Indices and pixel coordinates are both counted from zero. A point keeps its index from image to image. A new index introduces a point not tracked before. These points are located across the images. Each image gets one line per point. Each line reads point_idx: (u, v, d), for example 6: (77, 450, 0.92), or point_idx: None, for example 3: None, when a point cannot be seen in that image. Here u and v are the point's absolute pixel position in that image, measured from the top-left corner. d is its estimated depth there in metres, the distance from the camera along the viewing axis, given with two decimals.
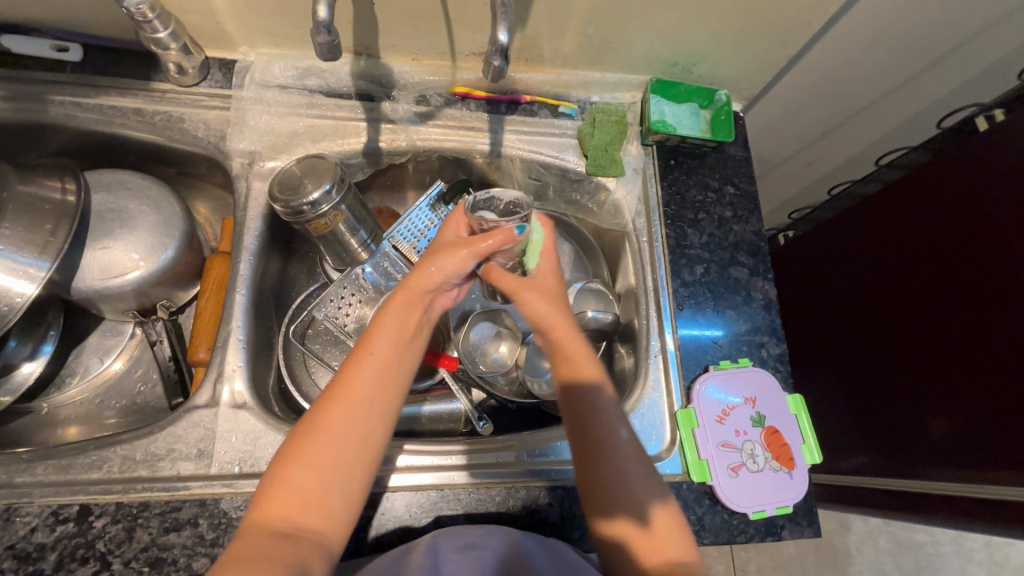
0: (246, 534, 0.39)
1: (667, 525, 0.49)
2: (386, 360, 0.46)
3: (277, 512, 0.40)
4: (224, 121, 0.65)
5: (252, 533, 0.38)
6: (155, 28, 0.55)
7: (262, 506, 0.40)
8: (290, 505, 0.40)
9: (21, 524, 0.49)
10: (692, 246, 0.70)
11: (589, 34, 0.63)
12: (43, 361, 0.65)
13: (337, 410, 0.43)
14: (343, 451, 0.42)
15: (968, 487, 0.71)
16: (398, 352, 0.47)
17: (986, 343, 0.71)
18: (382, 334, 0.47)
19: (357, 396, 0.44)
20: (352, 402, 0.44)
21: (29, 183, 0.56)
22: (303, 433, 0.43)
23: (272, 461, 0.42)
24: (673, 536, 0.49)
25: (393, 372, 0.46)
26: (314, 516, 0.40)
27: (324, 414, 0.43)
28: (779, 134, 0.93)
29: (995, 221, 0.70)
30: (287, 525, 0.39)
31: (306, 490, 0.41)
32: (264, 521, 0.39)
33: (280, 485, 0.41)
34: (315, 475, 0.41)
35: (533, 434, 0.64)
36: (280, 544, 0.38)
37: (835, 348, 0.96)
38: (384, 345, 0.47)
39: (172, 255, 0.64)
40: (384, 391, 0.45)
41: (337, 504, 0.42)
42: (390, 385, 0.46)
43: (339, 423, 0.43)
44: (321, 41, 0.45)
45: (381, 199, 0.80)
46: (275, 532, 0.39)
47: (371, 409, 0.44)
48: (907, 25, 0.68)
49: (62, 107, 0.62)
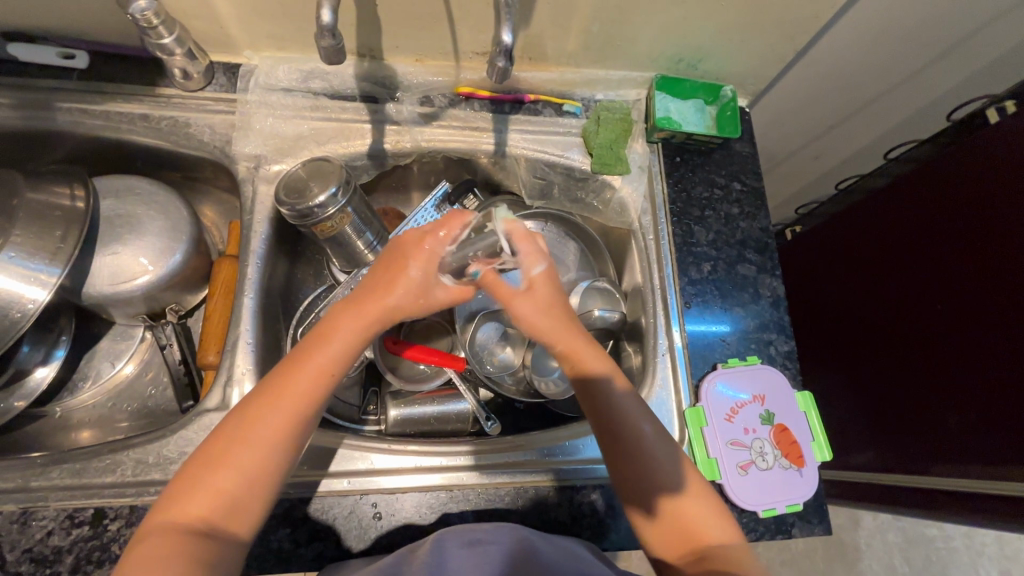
0: (152, 533, 0.39)
1: (690, 518, 0.49)
2: (324, 376, 0.45)
3: (188, 510, 0.40)
4: (230, 125, 0.66)
5: (159, 532, 0.39)
6: (160, 34, 0.55)
7: (175, 501, 0.41)
8: (206, 506, 0.40)
9: (37, 528, 0.50)
10: (699, 243, 0.70)
11: (592, 32, 0.63)
12: (55, 366, 0.66)
13: (269, 418, 0.43)
14: (265, 463, 0.42)
15: (988, 483, 0.70)
16: (336, 370, 0.46)
17: (998, 339, 0.70)
18: (323, 345, 0.46)
19: (286, 400, 0.44)
20: (278, 408, 0.43)
21: (40, 190, 0.57)
22: (229, 436, 0.43)
23: (195, 457, 0.43)
24: (709, 522, 0.49)
25: (322, 381, 0.45)
26: (231, 518, 0.41)
27: (253, 422, 0.43)
28: (785, 128, 0.92)
29: (1005, 215, 0.70)
30: (201, 524, 0.40)
31: (226, 494, 0.41)
32: (176, 519, 0.40)
33: (198, 485, 0.41)
34: (237, 484, 0.41)
35: (546, 434, 0.63)
36: (187, 545, 0.38)
37: (843, 343, 0.95)
38: (322, 359, 0.45)
39: (180, 259, 0.65)
40: (315, 404, 0.45)
41: (251, 510, 0.42)
42: (317, 402, 0.45)
43: (265, 433, 0.43)
44: (326, 45, 0.46)
45: (386, 200, 0.80)
46: (187, 530, 0.39)
47: (298, 422, 0.44)
48: (914, 19, 0.67)
49: (70, 114, 0.62)
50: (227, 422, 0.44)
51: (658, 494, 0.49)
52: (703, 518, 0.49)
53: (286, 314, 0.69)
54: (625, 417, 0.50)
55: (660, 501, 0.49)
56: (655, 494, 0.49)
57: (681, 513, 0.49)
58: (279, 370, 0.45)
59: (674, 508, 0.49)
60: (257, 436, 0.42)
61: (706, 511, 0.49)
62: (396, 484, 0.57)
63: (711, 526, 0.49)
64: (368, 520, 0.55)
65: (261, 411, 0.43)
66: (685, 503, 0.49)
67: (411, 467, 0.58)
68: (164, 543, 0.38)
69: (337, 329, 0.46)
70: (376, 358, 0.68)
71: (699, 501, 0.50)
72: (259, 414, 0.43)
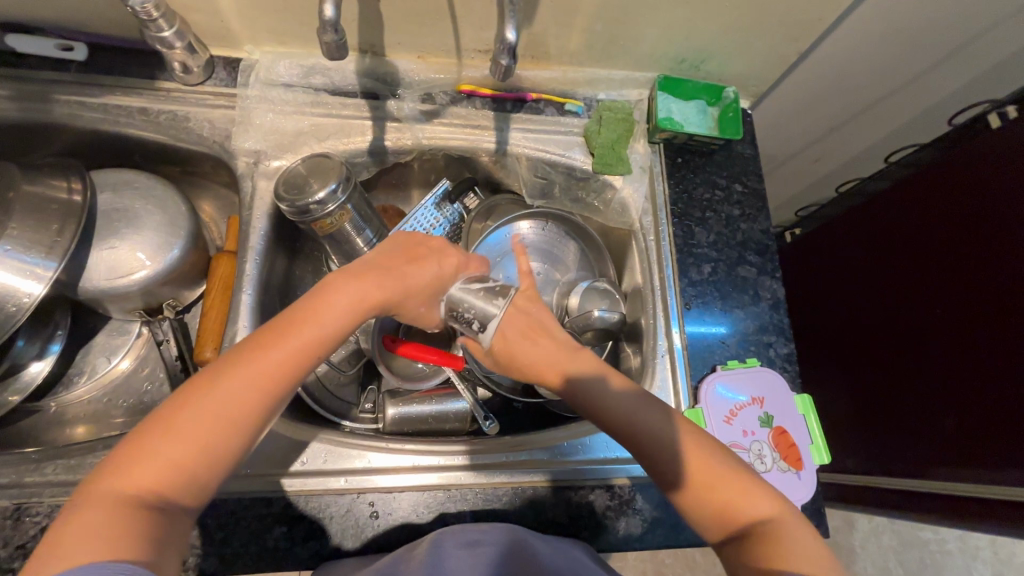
0: (93, 499, 0.35)
1: (722, 505, 0.45)
2: (306, 346, 0.42)
3: (137, 480, 0.36)
4: (229, 120, 0.65)
5: (102, 503, 0.35)
6: (160, 27, 0.55)
7: (123, 465, 0.37)
8: (161, 476, 0.37)
9: (31, 524, 0.49)
10: (700, 245, 0.69)
11: (596, 31, 0.63)
12: (51, 360, 0.66)
13: (237, 388, 0.39)
14: (225, 438, 0.39)
15: (982, 487, 0.70)
16: (319, 340, 0.43)
17: (997, 343, 0.70)
18: (311, 312, 0.43)
19: (260, 368, 0.40)
20: (250, 378, 0.40)
21: (36, 183, 0.56)
22: (191, 402, 0.39)
23: (148, 421, 0.38)
24: (743, 498, 0.45)
25: (301, 353, 0.42)
26: (184, 492, 0.37)
27: (221, 389, 0.39)
28: (786, 129, 0.92)
29: (1007, 217, 0.69)
30: (150, 495, 0.36)
31: (182, 467, 0.37)
32: (122, 489, 0.36)
33: (151, 453, 0.37)
34: (198, 458, 0.38)
35: (545, 434, 0.63)
36: (134, 519, 0.35)
37: (841, 346, 0.95)
38: (308, 329, 0.43)
39: (178, 255, 0.64)
40: (287, 379, 0.42)
41: (205, 485, 0.38)
42: (289, 377, 0.42)
43: (233, 405, 0.39)
44: (328, 40, 0.45)
45: (385, 198, 0.79)
46: (132, 502, 0.35)
47: (271, 397, 0.41)
48: (915, 23, 0.67)
49: (67, 107, 0.61)
50: (190, 386, 0.40)
51: (666, 484, 0.47)
52: (735, 501, 0.45)
53: (284, 311, 0.69)
54: (622, 411, 0.48)
55: (672, 495, 0.47)
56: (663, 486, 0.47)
57: (703, 505, 0.45)
58: (258, 335, 0.42)
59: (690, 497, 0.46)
60: (222, 405, 0.39)
61: (740, 490, 0.45)
62: (393, 483, 0.57)
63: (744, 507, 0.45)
64: (365, 519, 0.55)
65: (229, 378, 0.39)
66: (701, 493, 0.45)
67: (408, 466, 0.58)
68: (106, 516, 0.34)
69: (330, 300, 0.44)
70: (374, 355, 0.68)
71: (722, 484, 0.45)
72: (227, 384, 0.39)
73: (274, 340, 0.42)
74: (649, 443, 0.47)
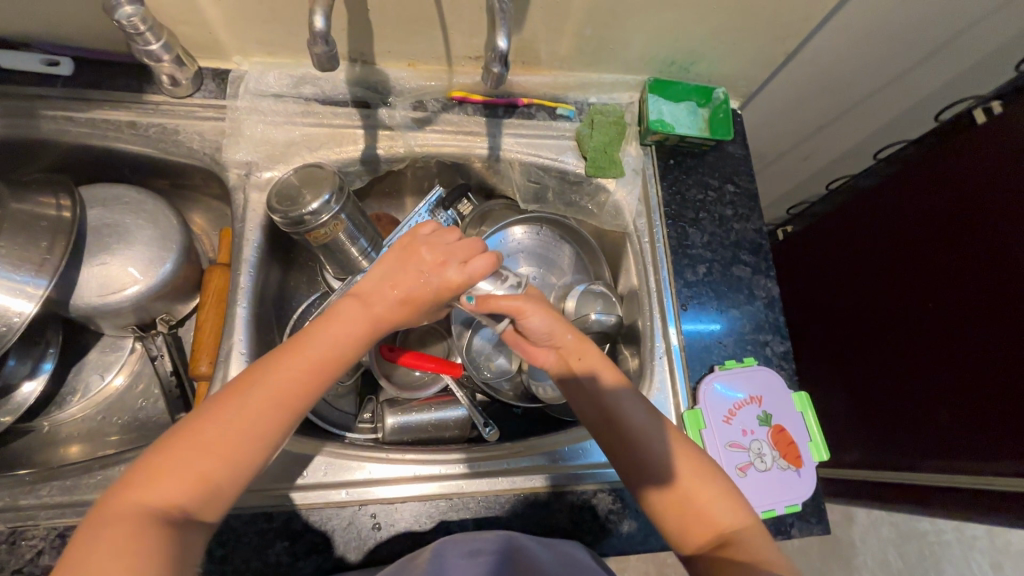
0: (115, 515, 0.35)
1: (701, 504, 0.46)
2: (324, 363, 0.43)
3: (158, 495, 0.37)
4: (219, 132, 0.64)
5: (122, 519, 0.35)
6: (147, 40, 0.54)
7: (145, 480, 0.37)
8: (183, 492, 0.37)
9: (26, 548, 0.48)
10: (694, 245, 0.70)
11: (585, 35, 0.63)
12: (43, 379, 0.65)
13: (258, 403, 0.40)
14: (246, 450, 0.40)
15: (977, 478, 0.71)
16: (334, 357, 0.43)
17: (987, 335, 0.71)
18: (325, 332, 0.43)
19: (280, 384, 0.41)
20: (270, 393, 0.41)
21: (24, 201, 0.55)
22: (213, 418, 0.39)
23: (168, 436, 0.39)
24: (719, 503, 0.46)
25: (317, 371, 0.43)
26: (204, 505, 0.38)
27: (241, 404, 0.40)
28: (775, 129, 0.92)
29: (992, 214, 0.71)
30: (170, 510, 0.37)
31: (205, 480, 0.38)
32: (145, 504, 0.36)
33: (172, 467, 0.37)
34: (222, 468, 0.39)
35: (546, 438, 0.63)
36: (156, 533, 0.35)
37: (835, 342, 0.96)
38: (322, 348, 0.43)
39: (171, 269, 0.64)
40: (305, 395, 0.42)
41: (222, 497, 0.39)
42: (307, 393, 0.42)
43: (253, 419, 0.40)
44: (319, 51, 0.45)
45: (378, 206, 0.79)
46: (155, 515, 0.36)
47: (290, 412, 0.41)
48: (900, 21, 0.68)
49: (55, 123, 0.61)
50: (212, 402, 0.40)
51: (652, 484, 0.47)
52: (713, 503, 0.46)
53: (280, 322, 0.69)
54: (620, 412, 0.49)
55: (655, 496, 0.47)
56: (648, 486, 0.47)
57: (686, 506, 0.46)
58: (276, 352, 0.43)
59: (668, 495, 0.47)
60: (243, 420, 0.40)
61: (716, 494, 0.46)
62: (394, 494, 0.56)
63: (721, 512, 0.46)
64: (367, 531, 0.55)
65: (250, 392, 0.40)
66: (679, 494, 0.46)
67: (409, 476, 0.57)
68: (128, 531, 0.34)
69: (342, 321, 0.44)
70: (372, 365, 0.68)
71: (700, 486, 0.47)
72: (248, 399, 0.40)
73: (292, 358, 0.42)
74: (638, 447, 0.48)
